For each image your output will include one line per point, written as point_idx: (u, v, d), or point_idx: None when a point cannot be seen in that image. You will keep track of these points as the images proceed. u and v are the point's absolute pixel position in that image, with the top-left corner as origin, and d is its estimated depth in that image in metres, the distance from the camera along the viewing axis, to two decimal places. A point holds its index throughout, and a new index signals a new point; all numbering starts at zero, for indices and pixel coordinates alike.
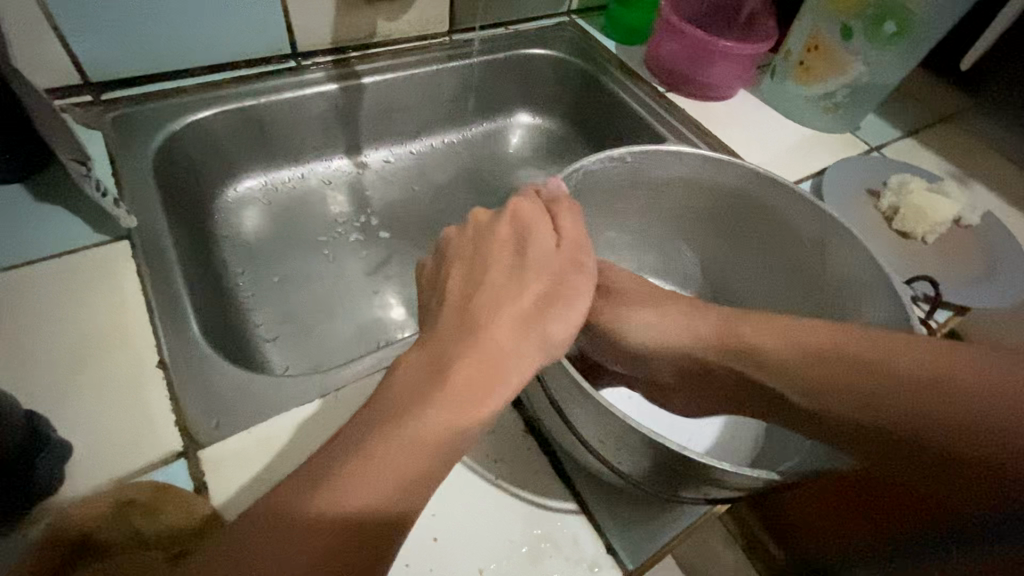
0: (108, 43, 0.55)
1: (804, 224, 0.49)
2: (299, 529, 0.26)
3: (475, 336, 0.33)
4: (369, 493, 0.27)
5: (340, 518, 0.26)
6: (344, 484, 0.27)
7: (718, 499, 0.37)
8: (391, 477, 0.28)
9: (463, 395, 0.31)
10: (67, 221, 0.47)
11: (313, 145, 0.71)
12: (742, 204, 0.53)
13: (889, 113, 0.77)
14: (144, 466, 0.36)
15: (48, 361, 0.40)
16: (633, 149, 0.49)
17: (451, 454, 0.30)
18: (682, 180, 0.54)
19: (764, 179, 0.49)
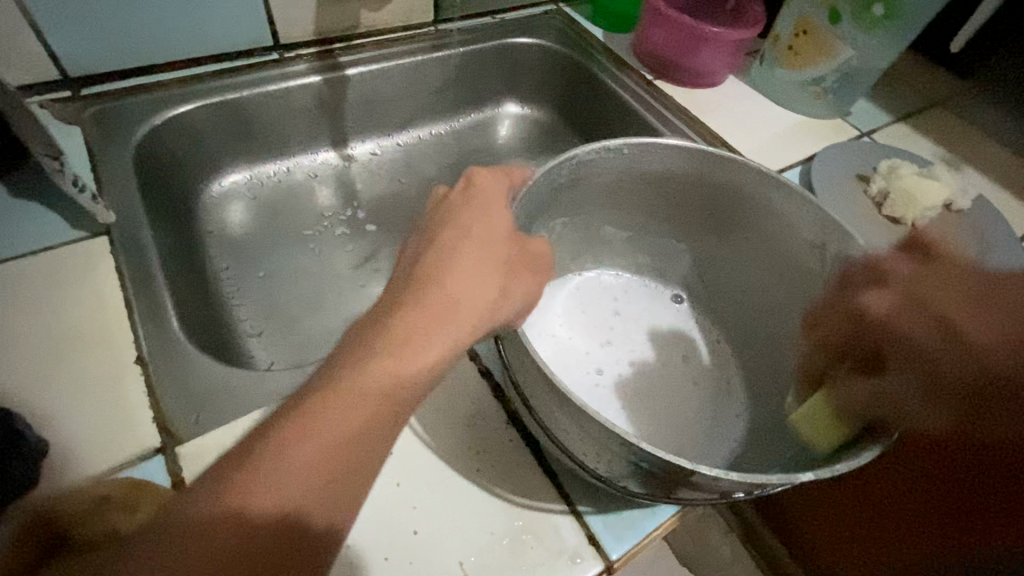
0: (85, 37, 0.54)
1: (790, 213, 0.49)
2: (212, 519, 0.24)
3: (421, 309, 0.31)
4: (293, 479, 0.25)
5: (281, 471, 0.25)
6: (284, 440, 0.26)
7: (688, 500, 0.36)
8: (319, 460, 0.26)
9: (403, 367, 0.29)
10: (45, 218, 0.46)
11: (298, 138, 0.70)
12: (726, 194, 0.52)
13: (880, 98, 0.76)
14: (121, 462, 0.36)
15: (26, 359, 0.39)
16: (631, 140, 0.48)
17: (387, 432, 0.28)
18: (677, 174, 0.52)
19: (766, 178, 0.48)
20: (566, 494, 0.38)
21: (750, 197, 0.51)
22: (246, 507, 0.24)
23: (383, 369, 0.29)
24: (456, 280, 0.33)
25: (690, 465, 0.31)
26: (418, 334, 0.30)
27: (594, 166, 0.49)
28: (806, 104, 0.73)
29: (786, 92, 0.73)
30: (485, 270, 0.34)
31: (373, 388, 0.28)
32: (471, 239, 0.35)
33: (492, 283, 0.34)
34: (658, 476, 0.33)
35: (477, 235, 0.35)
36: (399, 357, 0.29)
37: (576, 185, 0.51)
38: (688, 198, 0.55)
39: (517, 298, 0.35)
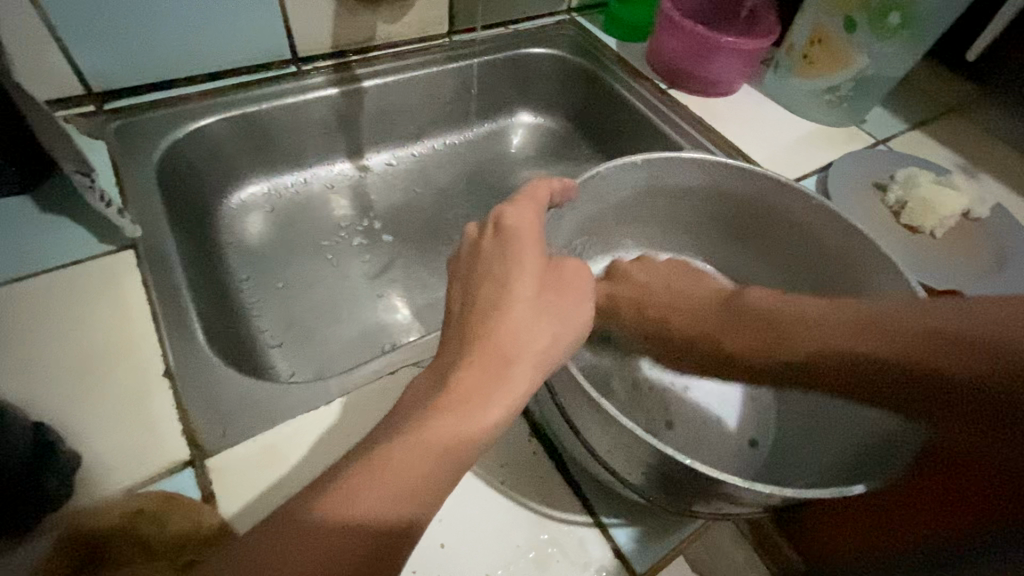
0: (110, 53, 0.55)
1: (816, 225, 0.49)
2: (299, 541, 0.26)
3: (479, 337, 0.32)
4: (375, 504, 0.28)
5: (356, 490, 0.28)
6: (361, 473, 0.28)
7: (731, 515, 0.37)
8: (400, 488, 0.28)
9: (465, 401, 0.31)
10: (73, 231, 0.47)
11: (315, 149, 0.71)
12: (753, 208, 0.52)
13: (894, 106, 0.76)
14: (151, 475, 0.36)
15: (58, 371, 0.40)
16: (654, 156, 0.48)
17: (459, 462, 0.30)
18: (699, 188, 0.53)
19: (792, 193, 0.48)
20: (591, 507, 0.38)
21: (776, 211, 0.51)
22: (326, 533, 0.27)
23: (448, 416, 0.30)
24: (502, 319, 0.33)
25: (731, 480, 0.31)
26: (486, 389, 0.31)
27: (615, 180, 0.49)
28: (820, 111, 0.73)
29: (802, 101, 0.74)
30: (522, 292, 0.34)
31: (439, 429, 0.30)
32: (505, 260, 0.35)
33: (532, 307, 0.34)
34: (685, 489, 0.33)
35: (505, 251, 0.36)
36: (470, 415, 0.30)
37: (600, 200, 0.50)
38: (713, 210, 0.55)
39: (573, 334, 0.35)
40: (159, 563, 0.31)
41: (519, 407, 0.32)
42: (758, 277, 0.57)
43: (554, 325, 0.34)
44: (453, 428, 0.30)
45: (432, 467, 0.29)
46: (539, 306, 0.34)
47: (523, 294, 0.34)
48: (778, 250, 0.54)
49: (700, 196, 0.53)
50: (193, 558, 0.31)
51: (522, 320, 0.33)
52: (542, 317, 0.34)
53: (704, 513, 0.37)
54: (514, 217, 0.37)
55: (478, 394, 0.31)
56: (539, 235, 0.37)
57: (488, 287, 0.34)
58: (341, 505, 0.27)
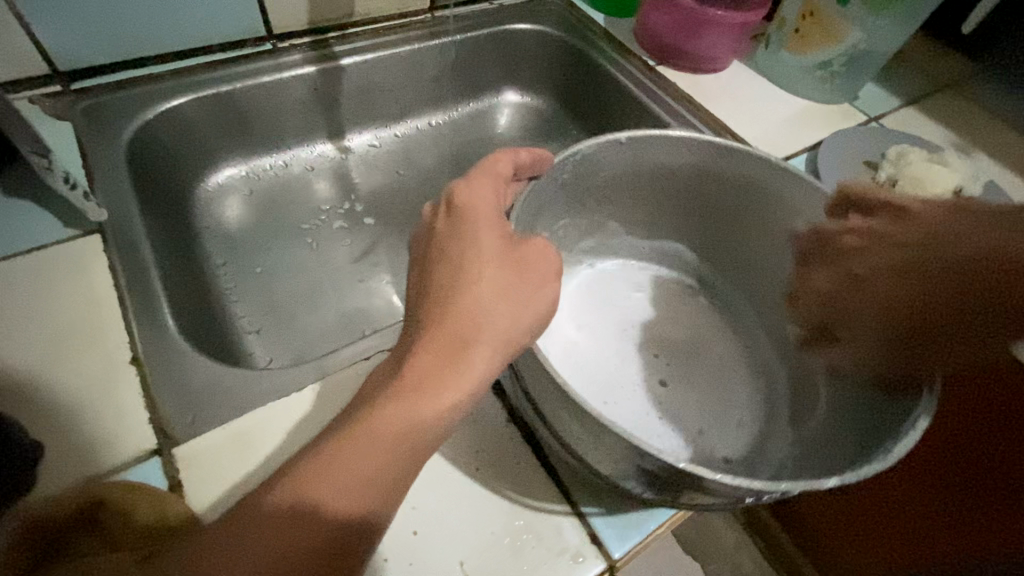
0: (75, 31, 0.53)
1: (807, 207, 0.48)
2: (250, 536, 0.26)
3: (431, 329, 0.32)
4: (329, 496, 0.27)
5: (311, 484, 0.27)
6: (314, 466, 0.28)
7: (711, 508, 0.36)
8: (356, 482, 0.28)
9: (420, 389, 0.30)
10: (35, 216, 0.46)
11: (295, 130, 0.69)
12: (739, 190, 0.51)
13: (887, 82, 0.74)
14: (117, 464, 0.35)
15: (20, 360, 0.39)
16: (633, 134, 0.47)
17: (416, 452, 0.29)
18: (677, 167, 0.52)
19: (774, 171, 0.47)
20: (569, 492, 0.38)
21: (766, 193, 0.50)
22: (279, 528, 0.26)
23: (400, 406, 0.29)
24: (460, 313, 0.32)
25: (702, 472, 0.30)
26: (437, 374, 0.30)
27: (596, 161, 0.48)
28: (812, 88, 0.71)
29: (794, 78, 0.72)
30: (482, 282, 0.33)
31: (391, 421, 0.29)
32: (464, 249, 0.34)
33: (492, 298, 0.33)
34: (663, 474, 0.33)
35: (467, 236, 0.35)
36: (422, 403, 0.30)
37: (578, 179, 0.49)
38: (698, 191, 0.54)
39: (531, 313, 0.34)
40: (123, 554, 0.30)
41: (478, 391, 0.31)
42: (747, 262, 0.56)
43: (512, 305, 0.33)
44: (405, 415, 0.29)
45: (387, 459, 0.28)
46: (498, 288, 0.33)
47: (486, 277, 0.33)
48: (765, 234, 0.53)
49: (684, 177, 0.52)
50: (157, 548, 0.31)
51: (478, 301, 0.32)
52: (501, 307, 0.33)
53: (686, 504, 0.36)
54: (471, 194, 0.37)
55: (432, 379, 0.30)
56: (496, 216, 0.36)
57: (444, 277, 0.33)
58: (288, 494, 0.27)
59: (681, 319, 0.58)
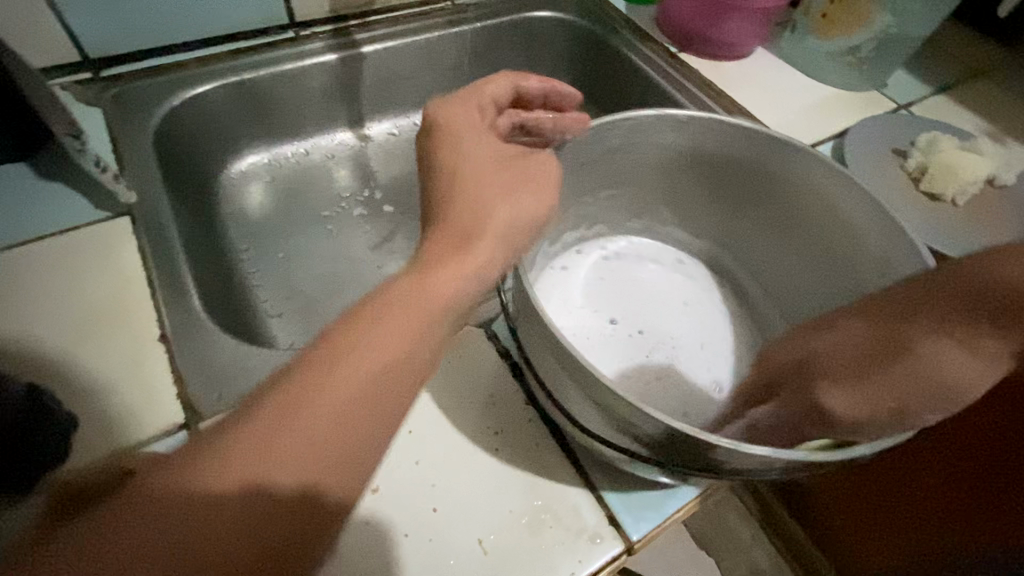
0: (106, 19, 0.55)
1: (818, 184, 0.47)
2: (186, 505, 0.22)
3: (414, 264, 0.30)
4: (277, 462, 0.23)
5: (264, 446, 0.23)
6: (263, 425, 0.24)
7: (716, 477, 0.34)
8: (310, 451, 0.24)
9: (386, 349, 0.26)
10: (67, 197, 0.47)
11: (316, 118, 0.70)
12: (749, 176, 0.51)
13: (918, 69, 0.72)
14: (147, 438, 0.36)
15: (54, 336, 0.40)
16: (667, 114, 0.46)
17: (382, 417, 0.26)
18: (702, 153, 0.51)
19: (802, 157, 0.46)
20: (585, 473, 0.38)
21: (775, 175, 0.49)
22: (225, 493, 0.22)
23: (370, 358, 0.26)
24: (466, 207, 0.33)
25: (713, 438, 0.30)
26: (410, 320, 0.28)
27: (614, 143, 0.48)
28: (839, 74, 0.70)
29: (820, 64, 0.70)
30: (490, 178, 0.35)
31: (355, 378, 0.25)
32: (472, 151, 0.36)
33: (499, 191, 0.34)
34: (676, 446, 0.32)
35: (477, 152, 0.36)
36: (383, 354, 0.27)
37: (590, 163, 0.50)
38: (712, 178, 0.53)
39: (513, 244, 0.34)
40: None
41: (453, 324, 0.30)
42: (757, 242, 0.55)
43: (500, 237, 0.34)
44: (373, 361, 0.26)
45: (347, 425, 0.25)
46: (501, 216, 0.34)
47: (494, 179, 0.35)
48: (774, 213, 0.52)
49: (700, 162, 0.52)
50: None
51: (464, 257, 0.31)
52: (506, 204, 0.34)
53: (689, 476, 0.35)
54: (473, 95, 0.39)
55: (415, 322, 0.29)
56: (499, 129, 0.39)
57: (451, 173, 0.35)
58: (234, 456, 0.23)
59: (670, 285, 0.58)
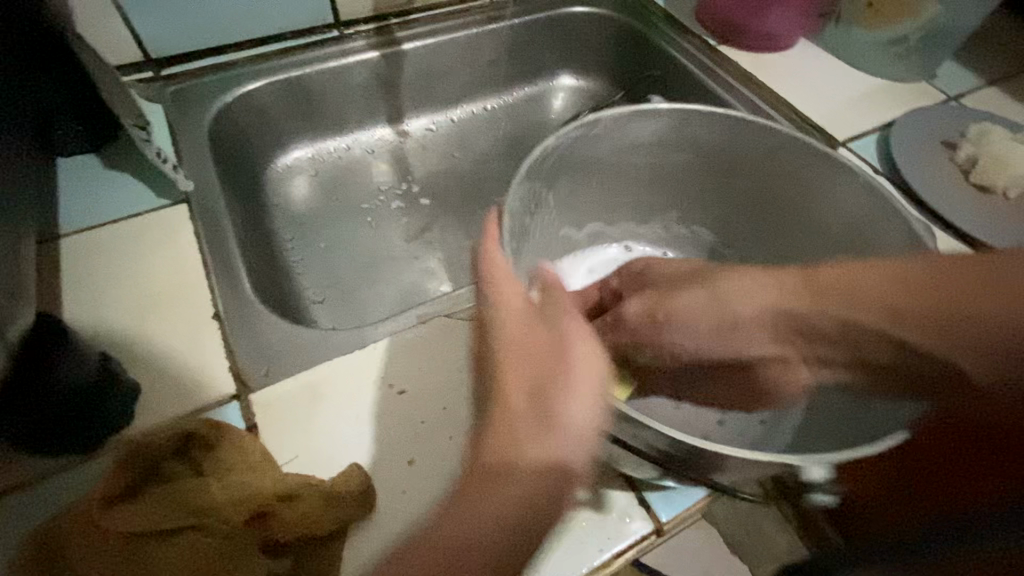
0: (168, 20, 0.59)
1: (841, 181, 0.47)
2: None
3: None
4: None
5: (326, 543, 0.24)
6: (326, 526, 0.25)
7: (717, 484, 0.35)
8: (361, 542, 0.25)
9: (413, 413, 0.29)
10: (132, 185, 0.51)
11: (358, 114, 0.72)
12: (770, 175, 0.51)
13: (970, 60, 0.70)
14: (202, 406, 0.39)
15: (120, 312, 0.43)
16: (672, 108, 0.48)
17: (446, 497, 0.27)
18: (704, 153, 0.52)
19: (805, 149, 0.47)
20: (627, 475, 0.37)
21: (797, 173, 0.49)
22: None
23: None
24: None
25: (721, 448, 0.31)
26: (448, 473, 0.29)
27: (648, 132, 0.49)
28: (885, 66, 0.68)
29: (866, 55, 0.69)
30: None
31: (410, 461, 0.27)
32: None
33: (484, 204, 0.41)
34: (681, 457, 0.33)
35: None
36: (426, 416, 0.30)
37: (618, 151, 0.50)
38: (732, 179, 0.53)
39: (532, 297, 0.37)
40: (207, 480, 0.33)
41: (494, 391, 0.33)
42: (784, 245, 0.54)
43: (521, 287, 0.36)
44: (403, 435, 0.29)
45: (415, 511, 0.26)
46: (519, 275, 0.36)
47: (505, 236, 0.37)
48: (797, 212, 0.52)
49: (721, 160, 0.52)
50: (235, 477, 0.34)
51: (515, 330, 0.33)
52: None
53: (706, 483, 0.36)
54: None
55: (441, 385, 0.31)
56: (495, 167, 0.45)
57: None
58: None
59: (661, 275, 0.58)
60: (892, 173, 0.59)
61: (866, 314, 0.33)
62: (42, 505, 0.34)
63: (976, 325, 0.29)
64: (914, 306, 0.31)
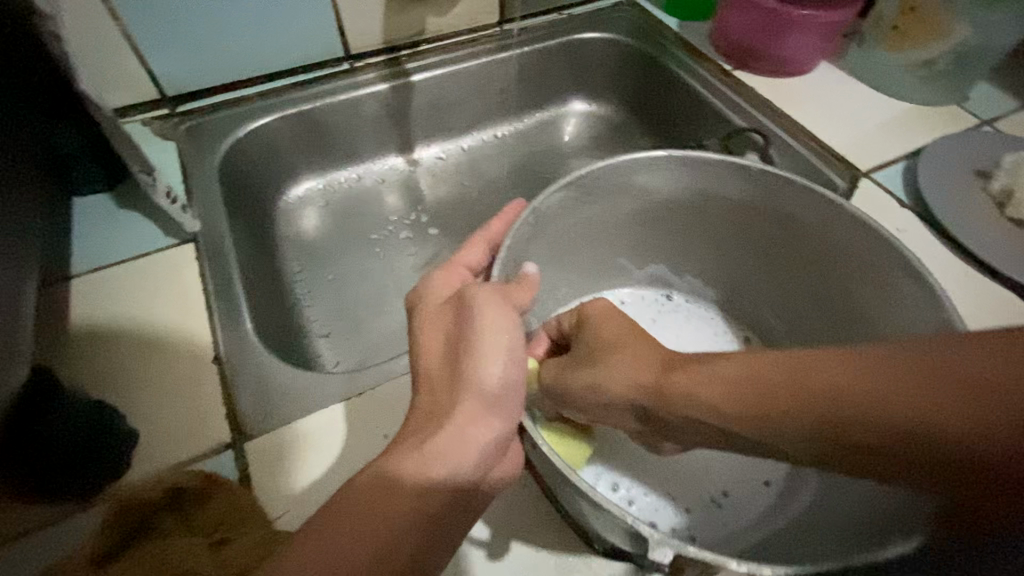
0: (182, 59, 0.60)
1: (853, 238, 0.44)
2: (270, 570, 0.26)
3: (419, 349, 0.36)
4: (331, 555, 0.27)
5: (319, 538, 0.28)
6: (317, 528, 0.28)
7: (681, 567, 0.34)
8: (353, 539, 0.28)
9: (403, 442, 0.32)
10: (142, 225, 0.52)
11: (368, 144, 0.73)
12: (778, 225, 0.49)
13: (1003, 81, 0.66)
14: (199, 454, 0.39)
15: (124, 354, 0.44)
16: (682, 155, 0.47)
17: (424, 515, 0.30)
18: (714, 196, 0.50)
19: (821, 202, 0.44)
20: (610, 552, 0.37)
21: (805, 226, 0.47)
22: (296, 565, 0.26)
23: (392, 464, 0.31)
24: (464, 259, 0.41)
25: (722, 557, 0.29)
26: (438, 518, 0.30)
27: (655, 171, 0.48)
28: (911, 90, 0.65)
29: (891, 79, 0.66)
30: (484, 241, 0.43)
31: (399, 478, 0.30)
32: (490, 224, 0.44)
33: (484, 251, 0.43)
34: (638, 540, 0.31)
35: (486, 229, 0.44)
36: (414, 469, 0.30)
37: (622, 190, 0.49)
38: (741, 227, 0.51)
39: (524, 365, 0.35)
40: (196, 539, 0.33)
41: (487, 456, 0.33)
42: (799, 299, 0.52)
43: (512, 351, 0.35)
44: (394, 482, 0.30)
45: (390, 518, 0.29)
46: (509, 341, 0.35)
47: (494, 308, 0.35)
48: (810, 264, 0.49)
49: (727, 208, 0.50)
50: (227, 536, 0.34)
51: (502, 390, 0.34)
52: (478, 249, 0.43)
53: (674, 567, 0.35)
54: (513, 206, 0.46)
55: (426, 447, 0.31)
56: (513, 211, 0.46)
57: (476, 245, 0.43)
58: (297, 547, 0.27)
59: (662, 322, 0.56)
60: (919, 206, 0.56)
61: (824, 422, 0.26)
62: (40, 557, 0.35)
63: (954, 439, 0.23)
64: (882, 412, 0.25)
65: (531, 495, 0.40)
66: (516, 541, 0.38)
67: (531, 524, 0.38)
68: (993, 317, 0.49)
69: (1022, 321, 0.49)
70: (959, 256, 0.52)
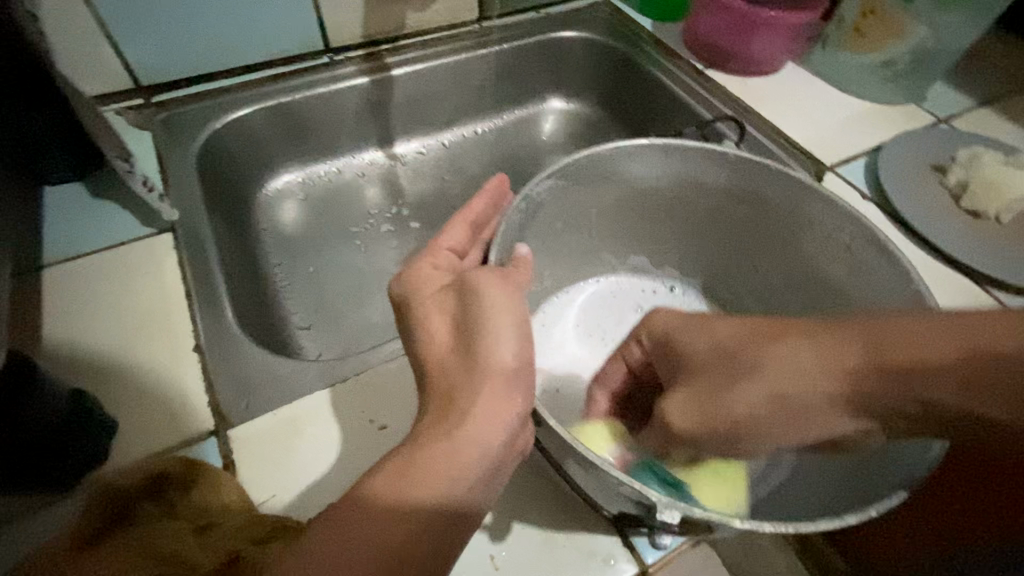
0: (157, 49, 0.59)
1: (819, 219, 0.47)
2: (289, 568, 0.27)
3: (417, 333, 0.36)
4: (347, 555, 0.27)
5: (333, 539, 0.28)
6: (332, 525, 0.28)
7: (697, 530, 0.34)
8: (369, 543, 0.28)
9: (420, 447, 0.31)
10: (117, 214, 0.51)
11: (348, 137, 0.73)
12: (756, 213, 0.51)
13: (957, 82, 0.70)
14: (180, 442, 0.38)
15: (98, 343, 0.43)
16: (659, 144, 0.48)
17: (437, 515, 0.30)
18: (689, 183, 0.51)
19: (797, 187, 0.47)
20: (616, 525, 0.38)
21: (777, 212, 0.50)
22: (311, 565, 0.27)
23: (402, 467, 0.30)
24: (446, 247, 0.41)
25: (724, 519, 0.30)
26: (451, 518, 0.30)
27: (634, 161, 0.49)
28: (873, 89, 0.68)
29: (855, 79, 0.69)
30: (462, 224, 0.43)
31: (411, 478, 0.30)
32: (471, 207, 0.44)
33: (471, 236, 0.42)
34: (648, 507, 0.32)
35: (466, 214, 0.44)
36: (432, 470, 0.30)
37: (603, 180, 0.50)
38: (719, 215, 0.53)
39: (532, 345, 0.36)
40: (180, 523, 0.33)
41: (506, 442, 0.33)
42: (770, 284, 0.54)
43: (522, 336, 0.35)
44: (406, 482, 0.30)
45: (404, 521, 0.29)
46: (517, 326, 0.36)
47: (499, 294, 0.36)
48: (784, 248, 0.52)
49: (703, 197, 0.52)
50: (212, 521, 0.33)
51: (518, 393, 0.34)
52: (461, 232, 0.43)
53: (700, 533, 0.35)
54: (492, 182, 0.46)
55: (441, 444, 0.31)
56: (494, 188, 0.45)
57: (458, 229, 0.43)
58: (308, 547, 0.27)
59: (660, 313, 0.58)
60: (880, 197, 0.59)
61: (955, 384, 0.30)
62: (15, 547, 0.34)
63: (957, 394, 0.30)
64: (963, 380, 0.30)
65: (517, 475, 0.40)
66: (502, 517, 0.38)
67: (516, 503, 0.39)
68: (952, 301, 0.52)
69: (976, 304, 0.52)
70: (916, 243, 0.55)
